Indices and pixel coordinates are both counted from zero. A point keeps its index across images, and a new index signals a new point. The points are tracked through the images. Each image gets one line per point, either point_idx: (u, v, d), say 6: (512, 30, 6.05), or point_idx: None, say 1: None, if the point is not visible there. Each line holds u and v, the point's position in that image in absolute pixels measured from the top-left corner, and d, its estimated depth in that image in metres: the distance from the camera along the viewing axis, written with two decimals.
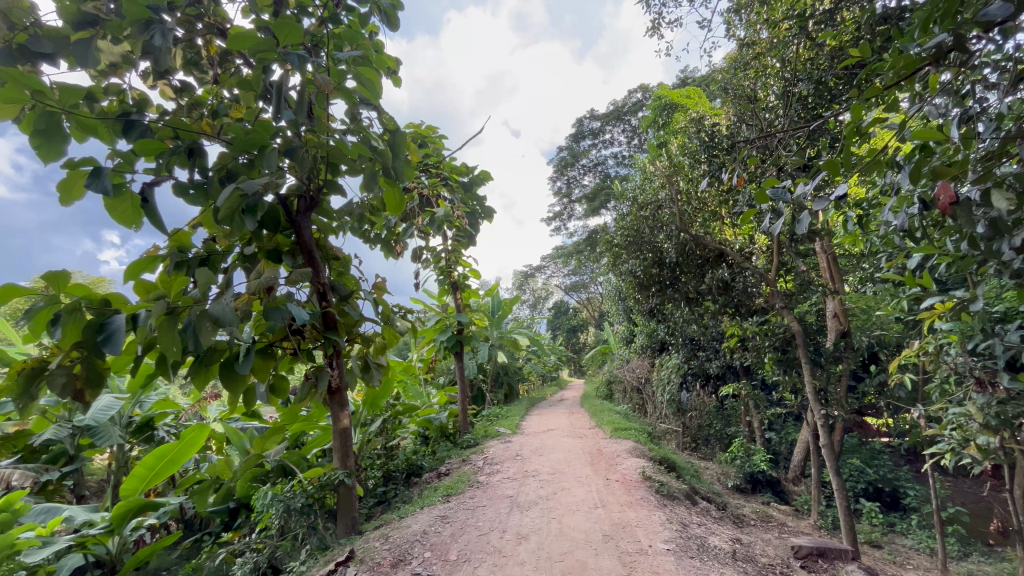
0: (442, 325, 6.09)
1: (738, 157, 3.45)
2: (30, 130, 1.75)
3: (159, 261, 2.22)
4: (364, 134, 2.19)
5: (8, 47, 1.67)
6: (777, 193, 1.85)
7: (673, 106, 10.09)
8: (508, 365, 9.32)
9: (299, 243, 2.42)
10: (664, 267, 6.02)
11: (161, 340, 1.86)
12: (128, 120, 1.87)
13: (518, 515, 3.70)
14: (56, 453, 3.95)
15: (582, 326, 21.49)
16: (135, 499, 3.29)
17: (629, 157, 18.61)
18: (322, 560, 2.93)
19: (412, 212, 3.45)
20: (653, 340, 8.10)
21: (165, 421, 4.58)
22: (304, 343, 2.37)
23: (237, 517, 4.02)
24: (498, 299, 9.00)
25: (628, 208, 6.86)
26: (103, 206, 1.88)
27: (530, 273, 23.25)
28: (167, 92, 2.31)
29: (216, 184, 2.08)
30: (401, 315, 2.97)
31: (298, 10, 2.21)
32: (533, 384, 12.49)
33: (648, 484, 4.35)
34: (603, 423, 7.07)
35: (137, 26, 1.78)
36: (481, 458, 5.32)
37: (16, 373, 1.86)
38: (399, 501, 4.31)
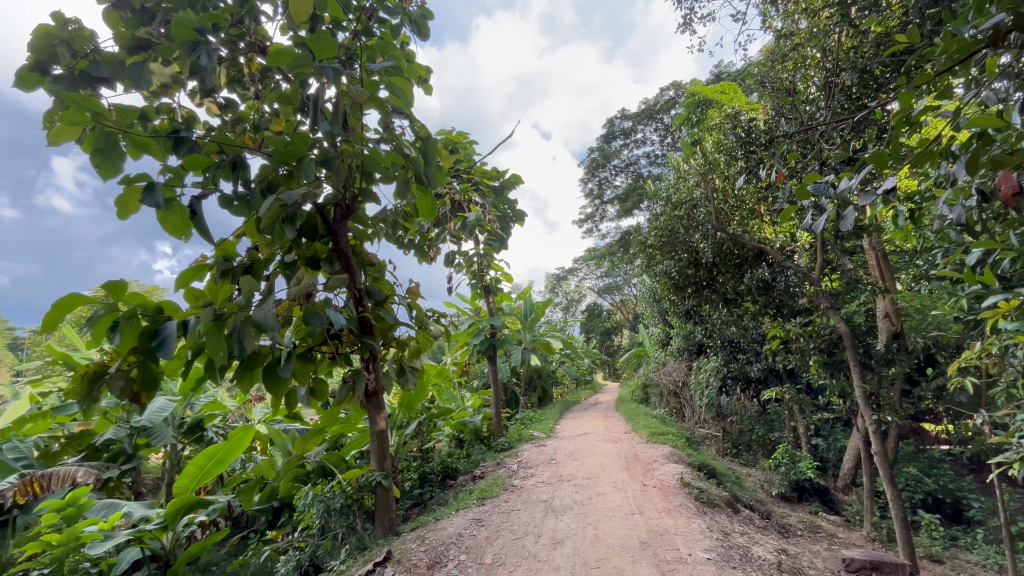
0: (475, 328, 6.14)
1: (777, 152, 3.34)
2: (92, 149, 1.87)
3: (206, 269, 2.33)
4: (397, 142, 2.24)
5: (71, 73, 1.79)
6: (820, 188, 1.76)
7: (707, 103, 9.87)
8: (541, 368, 9.28)
9: (336, 250, 2.49)
10: (700, 268, 5.86)
11: (209, 345, 1.95)
12: (178, 136, 1.97)
13: (553, 520, 3.67)
14: (115, 452, 4.21)
15: (616, 328, 21.19)
16: (186, 497, 3.44)
17: (662, 156, 18.35)
18: (360, 560, 2.99)
19: (444, 217, 3.51)
20: (690, 342, 7.94)
21: (213, 422, 4.80)
22: (342, 347, 2.43)
23: (281, 516, 4.16)
24: (531, 302, 9.01)
25: (661, 208, 6.75)
26: (156, 219, 2.00)
27: (562, 275, 23.08)
28: (212, 109, 2.43)
29: (259, 195, 2.16)
30: (435, 319, 3.01)
31: (332, 26, 2.29)
32: (567, 387, 12.39)
33: (686, 490, 4.23)
34: (639, 428, 6.95)
35: (185, 47, 1.88)
36: (515, 462, 5.32)
37: (80, 377, 1.99)
38: (435, 504, 4.35)
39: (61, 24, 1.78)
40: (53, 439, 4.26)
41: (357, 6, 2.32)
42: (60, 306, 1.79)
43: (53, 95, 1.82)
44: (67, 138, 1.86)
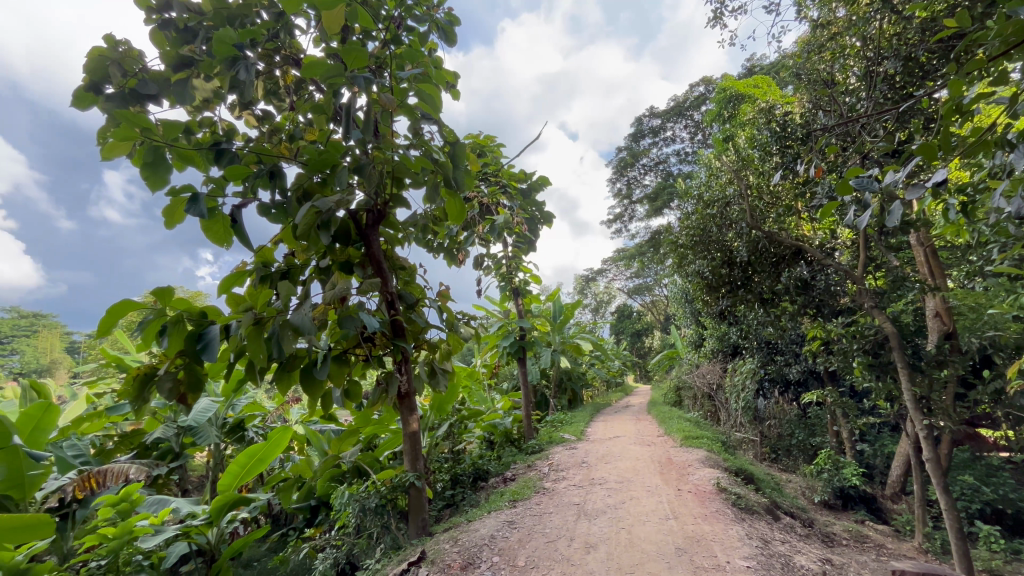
0: (505, 331, 6.15)
1: (815, 147, 3.24)
2: (141, 163, 1.98)
3: (246, 275, 2.42)
4: (426, 148, 2.27)
5: (122, 92, 1.92)
6: (863, 182, 1.68)
7: (740, 97, 9.65)
8: (571, 370, 9.23)
9: (368, 255, 2.54)
10: (734, 267, 5.64)
11: (250, 348, 2.03)
12: (219, 148, 2.06)
13: (586, 523, 3.64)
14: (164, 450, 4.42)
15: (647, 329, 20.85)
16: (230, 494, 3.58)
17: (693, 153, 18.03)
18: (395, 559, 3.03)
19: (473, 221, 3.54)
20: (726, 344, 7.85)
21: (254, 422, 4.97)
22: (375, 350, 2.49)
23: (318, 514, 4.26)
24: (560, 304, 8.95)
25: (693, 206, 6.63)
26: (200, 227, 2.09)
27: (591, 275, 22.84)
28: (251, 121, 2.53)
29: (295, 203, 2.24)
30: (465, 321, 3.05)
31: (363, 36, 2.36)
32: (597, 389, 12.26)
33: (723, 496, 4.12)
34: (673, 431, 6.80)
35: (225, 63, 1.97)
36: (546, 465, 5.29)
37: (131, 378, 2.11)
38: (467, 505, 4.39)
39: (112, 46, 1.89)
40: (107, 436, 4.52)
41: (386, 16, 2.37)
42: (113, 312, 1.89)
43: (106, 113, 1.94)
44: (119, 153, 1.97)
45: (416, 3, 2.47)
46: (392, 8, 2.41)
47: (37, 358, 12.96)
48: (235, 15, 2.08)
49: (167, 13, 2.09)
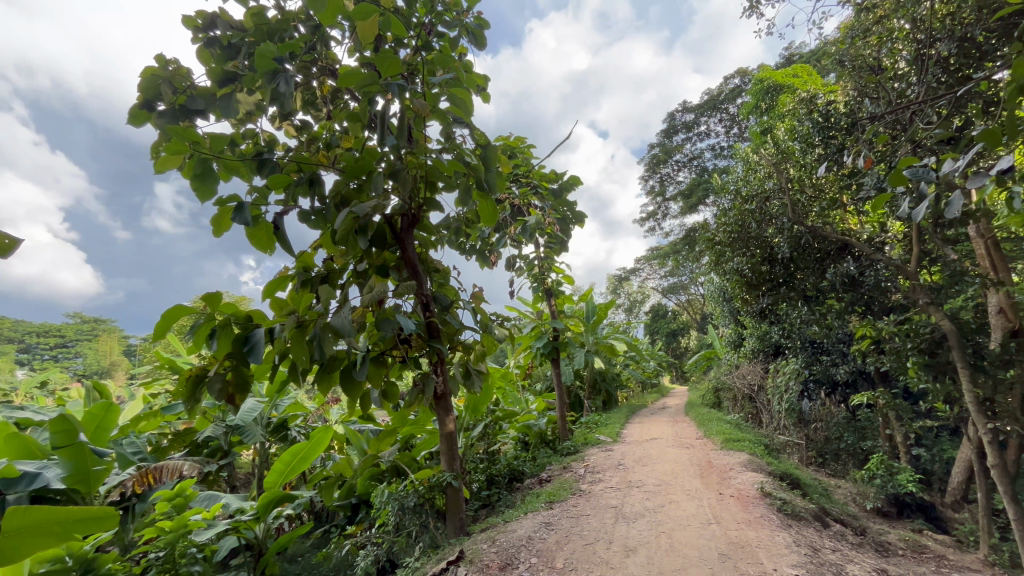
0: (538, 331, 6.14)
1: (864, 137, 3.09)
2: (191, 175, 2.10)
3: (289, 280, 2.51)
4: (458, 151, 2.30)
5: (173, 108, 2.04)
6: (919, 171, 1.59)
7: (778, 88, 9.34)
8: (605, 371, 9.12)
9: (403, 258, 2.59)
10: (775, 264, 5.46)
11: (293, 350, 2.11)
12: (261, 159, 2.15)
13: (625, 527, 3.58)
14: (214, 447, 4.63)
15: (683, 329, 20.36)
16: (276, 490, 3.71)
17: (729, 148, 17.57)
18: (434, 558, 3.07)
19: (504, 222, 3.57)
20: (767, 344, 7.65)
21: (296, 422, 5.15)
22: (411, 351, 2.54)
23: (358, 512, 4.37)
24: (593, 305, 8.84)
25: (730, 202, 6.46)
26: (245, 235, 2.19)
27: (624, 275, 22.50)
28: (290, 131, 2.63)
29: (333, 209, 2.31)
30: (499, 322, 3.08)
31: (395, 44, 2.41)
32: (633, 391, 12.05)
33: (767, 501, 3.97)
34: (712, 434, 6.61)
35: (266, 76, 2.05)
36: (582, 467, 5.24)
37: (184, 379, 2.22)
38: (503, 506, 4.40)
39: (163, 65, 2.01)
40: (162, 434, 4.71)
41: (417, 23, 2.41)
42: (167, 317, 2.00)
43: (158, 129, 2.06)
44: (171, 166, 2.09)
45: (447, 9, 2.51)
46: (423, 15, 2.45)
47: (99, 361, 13.91)
48: (275, 30, 2.17)
49: (212, 31, 2.21)
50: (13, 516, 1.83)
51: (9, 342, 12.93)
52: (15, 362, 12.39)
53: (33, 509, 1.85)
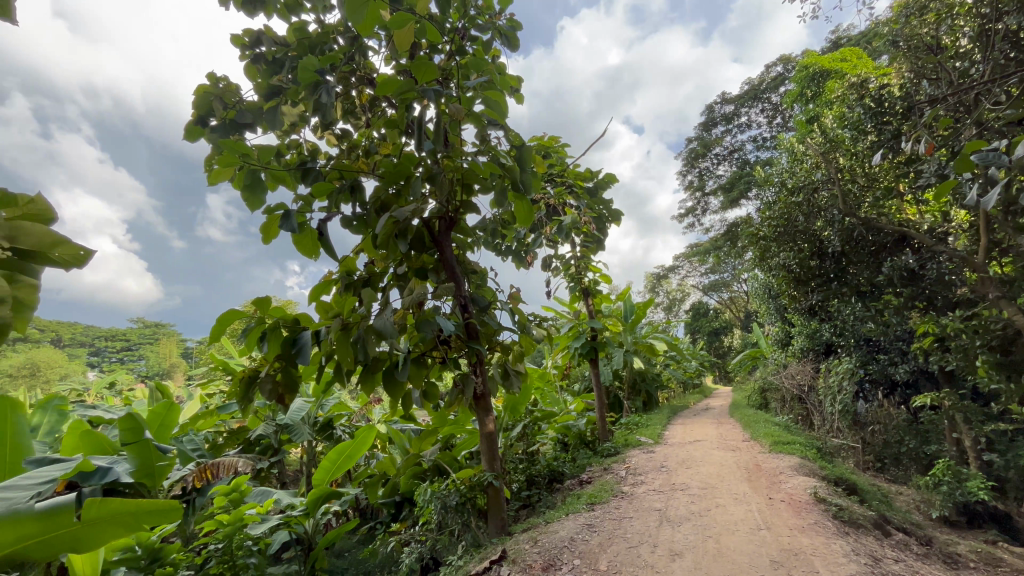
0: (575, 331, 6.09)
1: (924, 121, 2.90)
2: (241, 186, 2.21)
3: (332, 283, 2.61)
4: (494, 153, 2.32)
5: (223, 123, 2.16)
6: (987, 156, 1.48)
7: (825, 75, 8.94)
8: (645, 371, 8.95)
9: (441, 260, 2.64)
10: (825, 258, 5.52)
11: (338, 352, 2.18)
12: (305, 167, 2.24)
13: (669, 530, 3.50)
14: (265, 446, 4.82)
15: (726, 327, 19.72)
16: (324, 487, 3.84)
17: (772, 138, 16.96)
18: (477, 556, 3.10)
19: (541, 222, 3.57)
20: (817, 342, 7.30)
21: (341, 421, 5.31)
22: (451, 352, 2.58)
23: (402, 510, 4.47)
24: (631, 304, 8.70)
25: (775, 195, 6.22)
26: (292, 241, 2.28)
27: (663, 273, 21.98)
28: (332, 139, 2.73)
29: (374, 214, 2.37)
30: (537, 323, 3.09)
31: (430, 50, 2.46)
32: (674, 391, 11.77)
33: (822, 507, 3.79)
34: (759, 436, 6.36)
35: (309, 88, 2.13)
36: (623, 468, 5.16)
37: (238, 380, 2.34)
38: (544, 506, 4.39)
39: (214, 82, 2.14)
40: (218, 433, 4.97)
41: (451, 28, 2.44)
42: (221, 321, 2.12)
43: (211, 143, 2.18)
44: (223, 178, 2.21)
45: (479, 13, 2.53)
46: (456, 20, 2.48)
47: (159, 363, 14.84)
48: (316, 43, 2.24)
49: (258, 47, 2.31)
50: (92, 506, 1.98)
51: (81, 347, 13.97)
52: (86, 364, 13.36)
53: (109, 501, 1.99)
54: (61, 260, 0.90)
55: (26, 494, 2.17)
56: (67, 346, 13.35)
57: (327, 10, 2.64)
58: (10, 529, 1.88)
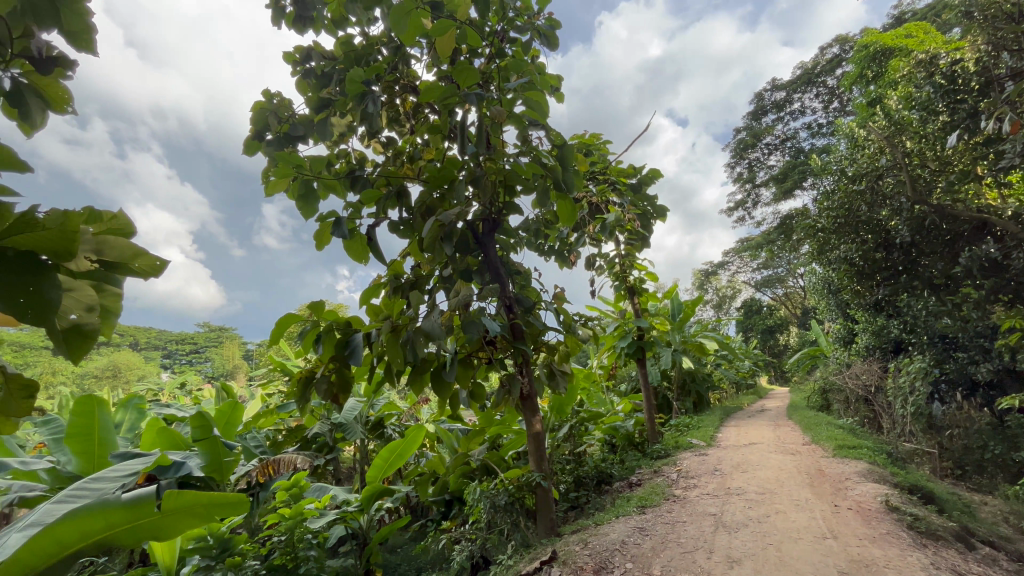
0: (621, 330, 5.98)
1: (1007, 95, 2.65)
2: (296, 196, 2.33)
3: (382, 286, 2.69)
4: (536, 153, 2.32)
5: (279, 136, 2.28)
6: None
7: (888, 53, 8.38)
8: (695, 371, 8.67)
9: (486, 261, 2.66)
10: (893, 250, 5.32)
11: (388, 353, 2.24)
12: (354, 176, 2.33)
13: (726, 536, 3.37)
14: (321, 444, 5.00)
15: (781, 325, 18.77)
16: (376, 485, 3.96)
17: (829, 124, 16.07)
18: (527, 556, 3.10)
19: (583, 221, 3.54)
20: (884, 339, 6.84)
21: (392, 420, 5.46)
22: (497, 352, 2.60)
23: (452, 508, 4.55)
24: (679, 302, 8.45)
25: (834, 184, 5.89)
26: (343, 247, 2.38)
27: (711, 269, 21.21)
28: (378, 147, 2.82)
29: (420, 218, 2.43)
30: (583, 322, 3.07)
31: (470, 55, 2.49)
32: (726, 392, 11.32)
33: (895, 517, 3.54)
34: (822, 439, 6.02)
35: (356, 99, 2.21)
36: (674, 471, 5.02)
37: (296, 380, 2.46)
38: (593, 508, 4.34)
39: (269, 98, 2.27)
40: (278, 430, 5.23)
41: (490, 31, 2.47)
42: (280, 324, 2.23)
43: (267, 156, 2.31)
44: (279, 189, 2.33)
45: (518, 14, 2.54)
46: (495, 23, 2.50)
47: (224, 365, 15.84)
48: (361, 55, 2.32)
49: (308, 62, 2.42)
50: (171, 497, 2.13)
51: (155, 350, 15.09)
52: (160, 366, 14.44)
53: (184, 492, 2.13)
54: (140, 271, 0.91)
55: (114, 484, 2.37)
56: (144, 350, 14.49)
57: (371, 22, 2.73)
58: (99, 518, 2.05)
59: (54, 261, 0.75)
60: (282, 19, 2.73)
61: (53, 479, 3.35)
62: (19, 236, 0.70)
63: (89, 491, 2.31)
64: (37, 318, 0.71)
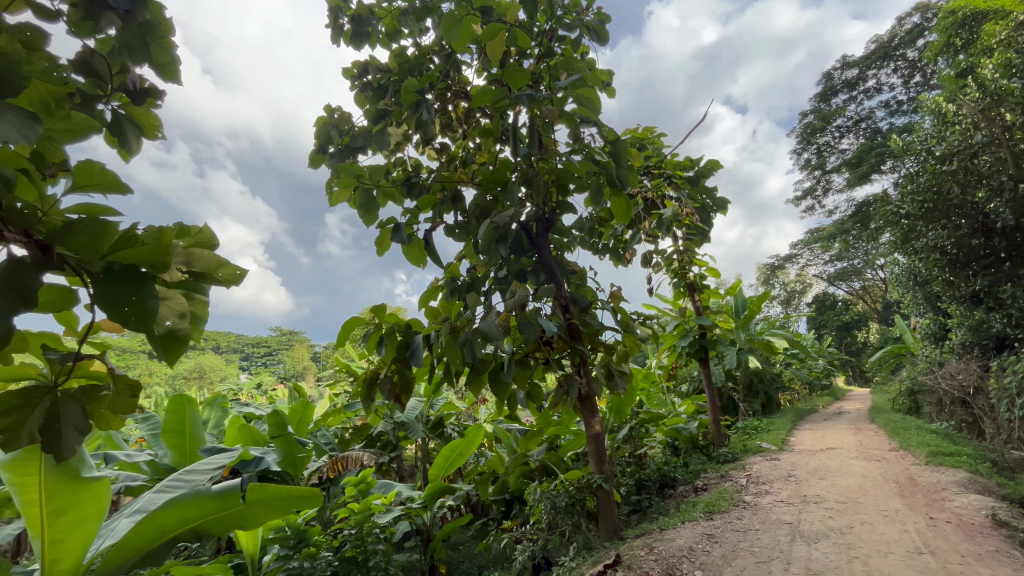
0: (682, 329, 5.78)
1: None
2: (357, 205, 2.44)
3: (439, 289, 2.76)
4: (588, 151, 2.29)
5: (340, 148, 2.40)
6: None
7: (979, 18, 7.59)
8: (762, 371, 8.21)
9: (541, 262, 2.67)
10: (993, 235, 4.80)
11: (447, 354, 2.29)
12: (410, 182, 2.41)
13: (805, 547, 3.16)
14: (385, 442, 5.16)
15: (860, 321, 17.37)
16: (438, 482, 4.05)
17: (911, 100, 14.77)
18: (590, 559, 3.05)
19: (639, 217, 3.45)
20: (986, 335, 6.13)
21: (451, 420, 5.57)
22: (554, 353, 2.60)
23: (512, 508, 4.57)
24: (743, 298, 8.04)
25: (919, 165, 5.39)
26: (402, 252, 2.46)
27: (778, 263, 20.01)
28: (433, 153, 2.89)
29: (474, 221, 2.47)
30: (641, 321, 2.99)
31: (520, 57, 2.50)
32: (798, 394, 10.63)
33: (1004, 533, 3.17)
34: (912, 445, 5.51)
35: (411, 108, 2.27)
36: (744, 476, 4.78)
37: (361, 381, 2.57)
38: (656, 513, 4.22)
39: (330, 113, 2.40)
40: (345, 429, 5.49)
41: (539, 31, 2.47)
42: (346, 327, 2.34)
43: (330, 168, 2.44)
44: (342, 199, 2.45)
45: (566, 12, 2.52)
46: (544, 23, 2.50)
47: (295, 366, 16.83)
48: (414, 66, 2.39)
49: (365, 76, 2.53)
50: (255, 489, 2.29)
51: (234, 353, 16.34)
52: (239, 368, 15.60)
53: (266, 486, 2.29)
54: (223, 279, 0.99)
55: (205, 477, 2.58)
56: (224, 353, 15.71)
57: (423, 32, 2.81)
58: (194, 506, 2.24)
59: (152, 273, 0.82)
60: (341, 37, 2.86)
61: (152, 470, 3.74)
62: (124, 250, 0.78)
63: (183, 483, 2.53)
64: (138, 324, 0.78)
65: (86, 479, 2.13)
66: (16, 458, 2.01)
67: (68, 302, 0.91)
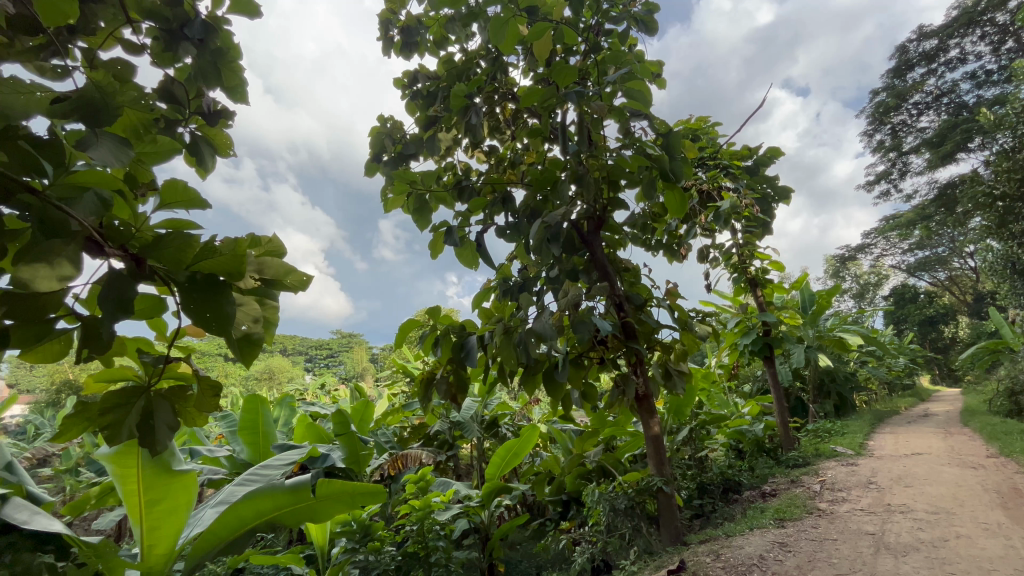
0: (743, 327, 5.50)
1: None
2: (411, 210, 2.51)
3: (491, 290, 2.79)
4: (639, 145, 2.23)
5: (394, 156, 2.48)
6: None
7: None
8: (834, 369, 7.69)
9: (593, 260, 2.63)
10: None
11: (501, 354, 2.30)
12: (461, 186, 2.45)
13: (891, 560, 2.92)
14: (442, 440, 5.21)
15: (946, 314, 15.83)
16: (495, 482, 4.08)
17: (1002, 69, 13.34)
18: (652, 563, 2.96)
19: (694, 210, 3.32)
20: None
21: (506, 420, 5.60)
22: (608, 352, 2.56)
23: (570, 508, 4.53)
24: (810, 292, 7.55)
25: (1016, 139, 4.85)
26: (455, 254, 2.50)
27: (848, 254, 18.62)
28: (482, 156, 2.93)
29: (525, 222, 2.47)
30: (700, 318, 2.88)
31: (566, 54, 2.48)
32: (876, 394, 9.86)
33: None
34: (1015, 451, 4.95)
35: (460, 112, 2.31)
36: (817, 482, 4.48)
37: (418, 381, 2.64)
38: (720, 518, 4.04)
39: (383, 123, 2.48)
40: (403, 427, 5.65)
41: (585, 27, 2.44)
42: (404, 329, 2.41)
43: (385, 175, 2.52)
44: (397, 206, 2.53)
45: (613, 5, 2.47)
46: (590, 18, 2.47)
47: (354, 368, 17.57)
48: (462, 71, 2.42)
49: (415, 85, 2.60)
50: (323, 484, 2.41)
51: (299, 355, 17.27)
52: (304, 369, 16.47)
53: (334, 482, 2.41)
54: (291, 285, 1.05)
55: (278, 471, 2.75)
56: (290, 356, 16.64)
57: (469, 37, 2.86)
58: (269, 499, 2.38)
59: (229, 280, 0.88)
60: (391, 48, 2.95)
61: (231, 465, 4.02)
62: (204, 261, 0.84)
63: (259, 477, 2.71)
64: (219, 328, 0.84)
65: (177, 471, 2.32)
66: (118, 451, 2.21)
67: (157, 309, 0.99)
